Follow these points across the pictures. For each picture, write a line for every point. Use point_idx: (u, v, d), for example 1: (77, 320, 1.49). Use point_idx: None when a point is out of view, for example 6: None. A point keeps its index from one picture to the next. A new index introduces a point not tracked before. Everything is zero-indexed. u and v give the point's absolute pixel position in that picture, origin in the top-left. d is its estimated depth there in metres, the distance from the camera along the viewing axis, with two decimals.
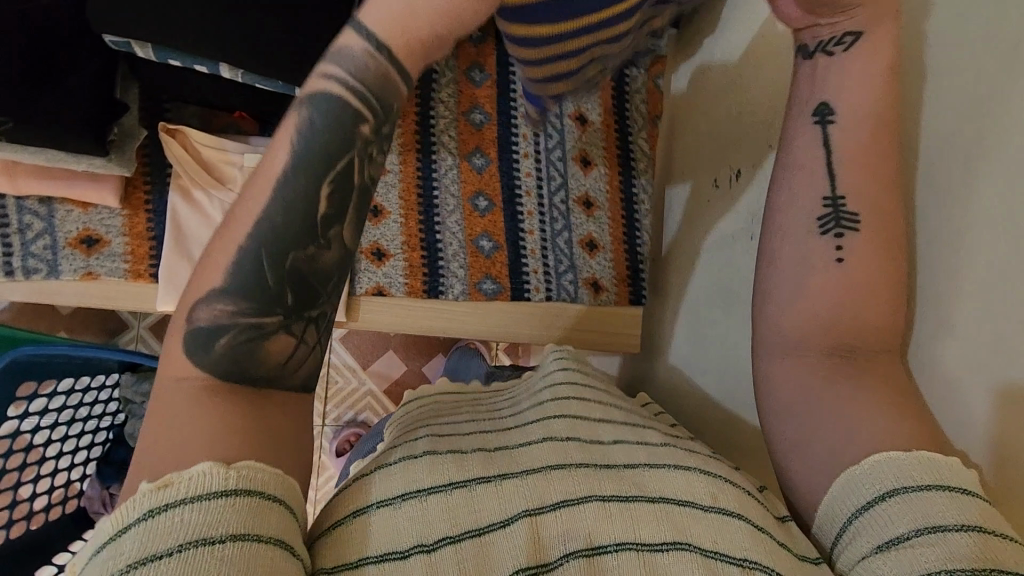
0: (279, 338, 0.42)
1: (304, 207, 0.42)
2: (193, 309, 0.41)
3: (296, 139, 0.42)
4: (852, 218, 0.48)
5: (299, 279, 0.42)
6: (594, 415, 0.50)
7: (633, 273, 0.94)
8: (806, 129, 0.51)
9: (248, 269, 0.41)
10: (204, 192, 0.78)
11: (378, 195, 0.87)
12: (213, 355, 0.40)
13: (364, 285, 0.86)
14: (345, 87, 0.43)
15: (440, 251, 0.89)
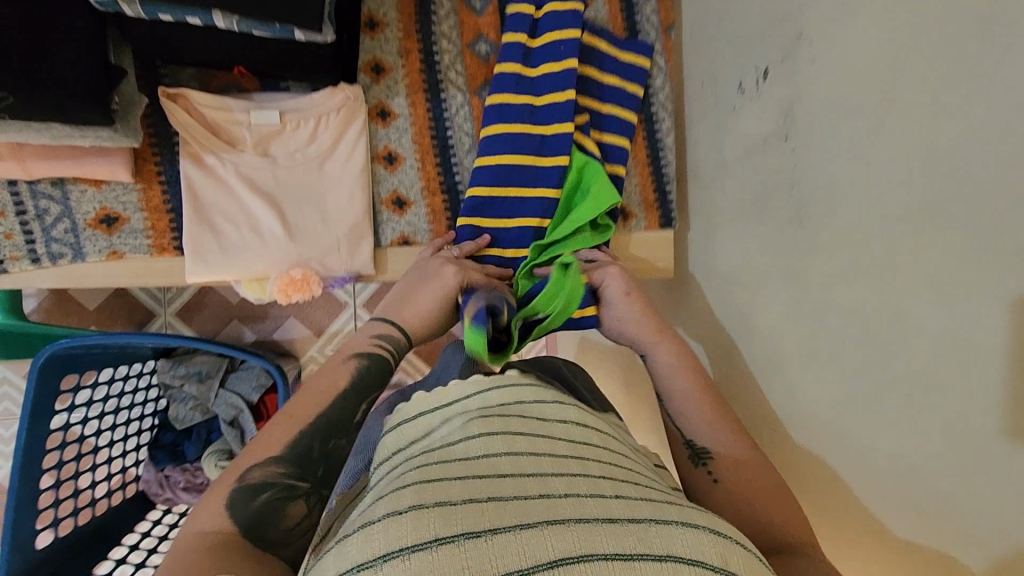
0: (300, 504, 0.53)
1: (340, 413, 0.60)
2: (248, 469, 0.53)
3: (313, 425, 0.58)
4: (706, 454, 0.62)
5: (328, 466, 0.56)
6: (595, 470, 0.46)
7: (661, 194, 0.93)
8: (670, 373, 0.69)
9: (300, 445, 0.55)
10: (216, 155, 0.75)
11: (390, 142, 0.84)
12: (247, 514, 0.50)
13: (388, 236, 0.84)
14: (384, 354, 0.67)
15: (461, 193, 0.86)
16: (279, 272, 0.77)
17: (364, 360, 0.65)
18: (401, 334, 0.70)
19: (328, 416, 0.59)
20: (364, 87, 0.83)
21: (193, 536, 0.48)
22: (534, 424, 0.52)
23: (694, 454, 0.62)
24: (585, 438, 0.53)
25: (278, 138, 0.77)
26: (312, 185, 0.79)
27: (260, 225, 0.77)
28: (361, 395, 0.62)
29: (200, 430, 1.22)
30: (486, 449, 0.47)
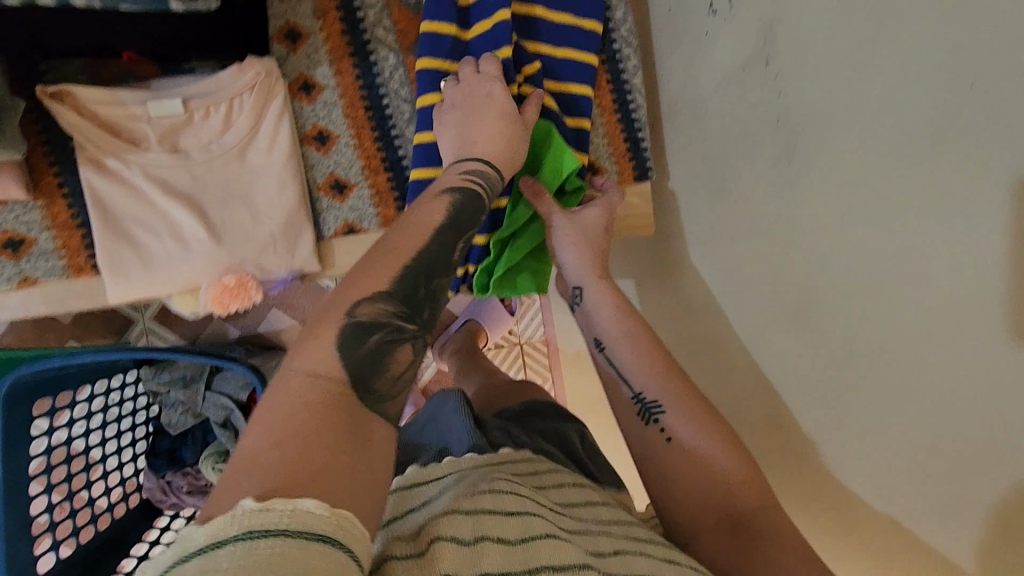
0: (408, 347, 0.49)
1: (440, 251, 0.54)
2: (356, 305, 0.47)
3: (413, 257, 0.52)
4: (657, 408, 0.65)
5: (432, 307, 0.52)
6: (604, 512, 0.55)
7: (633, 145, 0.82)
8: (597, 357, 0.72)
9: (406, 281, 0.50)
10: (119, 158, 0.66)
11: (319, 118, 0.74)
12: (362, 358, 0.44)
13: (331, 225, 0.75)
14: (474, 189, 0.61)
15: (406, 167, 0.76)
16: (211, 281, 0.69)
17: (455, 195, 0.59)
18: (494, 169, 0.65)
19: (410, 269, 0.51)
20: (280, 58, 0.73)
21: (305, 373, 0.42)
22: (544, 475, 0.59)
23: (644, 408, 0.66)
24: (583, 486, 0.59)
25: (187, 130, 0.68)
26: (235, 178, 0.70)
27: (183, 231, 0.68)
28: (457, 233, 0.57)
29: (195, 433, 1.20)
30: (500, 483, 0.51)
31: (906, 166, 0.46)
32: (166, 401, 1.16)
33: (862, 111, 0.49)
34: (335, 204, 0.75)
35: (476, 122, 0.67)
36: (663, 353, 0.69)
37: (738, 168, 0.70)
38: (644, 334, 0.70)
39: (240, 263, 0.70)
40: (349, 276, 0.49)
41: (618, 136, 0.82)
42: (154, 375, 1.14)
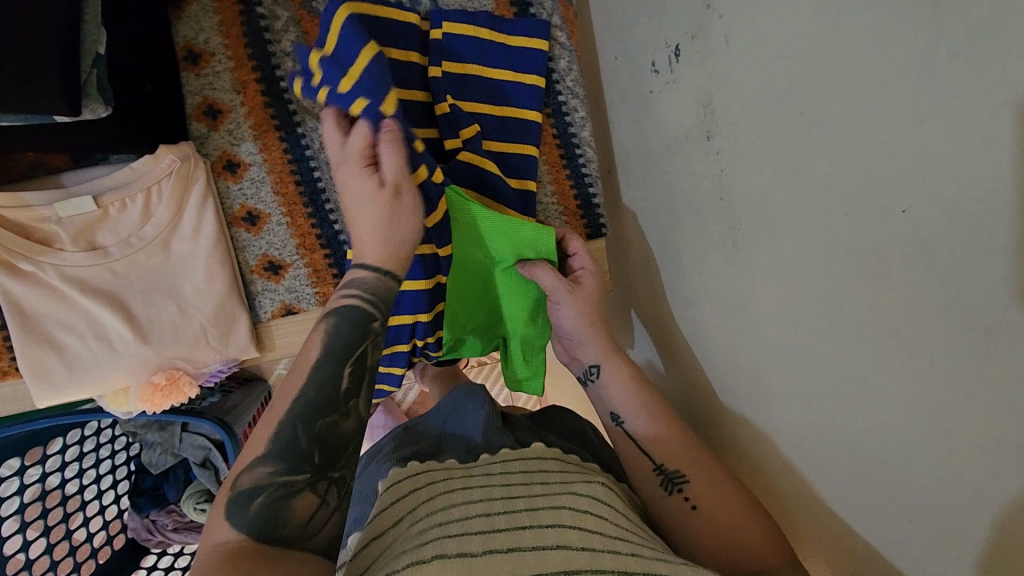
0: (308, 494, 0.50)
1: (322, 386, 0.54)
2: (237, 478, 0.50)
3: (321, 349, 0.55)
4: (679, 478, 0.65)
5: (325, 446, 0.52)
6: (614, 529, 0.57)
7: (584, 202, 0.79)
8: (615, 431, 0.71)
9: (283, 438, 0.51)
10: (31, 261, 0.62)
11: (247, 198, 0.70)
12: (249, 521, 0.47)
13: (268, 308, 0.72)
14: (364, 309, 0.58)
15: (343, 242, 0.73)
16: (140, 380, 0.67)
17: (330, 319, 0.57)
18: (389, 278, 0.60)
19: (305, 396, 0.53)
20: (200, 137, 0.68)
21: (208, 547, 0.47)
22: (558, 489, 0.63)
23: (667, 479, 0.65)
24: (609, 501, 0.63)
25: (104, 226, 0.64)
26: (161, 271, 0.67)
27: (108, 331, 0.65)
28: (343, 355, 0.56)
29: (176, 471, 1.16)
30: (485, 514, 0.58)
31: (883, 283, 0.42)
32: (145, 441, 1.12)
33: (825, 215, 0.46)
34: (268, 287, 0.72)
35: (360, 221, 0.59)
36: (675, 418, 0.68)
37: (691, 235, 0.66)
38: (652, 398, 0.69)
39: (170, 360, 0.67)
40: (245, 441, 0.52)
41: (568, 195, 0.78)
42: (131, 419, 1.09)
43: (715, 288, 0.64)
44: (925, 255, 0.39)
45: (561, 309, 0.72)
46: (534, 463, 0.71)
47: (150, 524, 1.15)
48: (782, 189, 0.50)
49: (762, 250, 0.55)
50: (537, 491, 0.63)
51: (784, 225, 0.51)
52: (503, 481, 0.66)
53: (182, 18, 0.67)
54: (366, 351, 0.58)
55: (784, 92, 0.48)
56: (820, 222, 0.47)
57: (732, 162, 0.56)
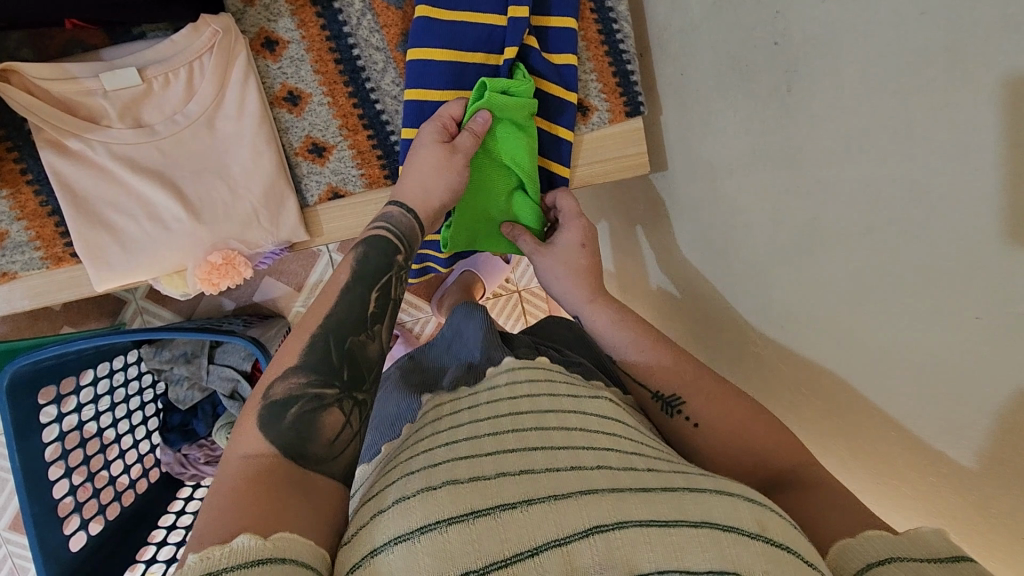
0: (334, 411, 0.52)
1: (351, 310, 0.58)
2: (269, 388, 0.51)
3: (354, 273, 0.61)
4: (676, 400, 0.65)
5: (352, 365, 0.55)
6: (624, 445, 0.54)
7: (623, 78, 0.78)
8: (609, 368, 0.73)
9: (314, 352, 0.54)
10: (80, 138, 0.62)
11: (287, 77, 0.69)
12: (282, 431, 0.49)
13: (315, 192, 0.72)
14: (395, 243, 0.64)
15: (386, 123, 0.72)
16: (196, 260, 0.67)
17: (363, 247, 0.63)
18: (417, 225, 0.67)
19: (336, 316, 0.57)
20: (237, 13, 0.67)
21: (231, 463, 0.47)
22: (570, 407, 0.59)
23: (665, 404, 0.66)
24: (614, 418, 0.60)
25: (149, 102, 0.63)
26: (209, 150, 0.66)
27: (160, 211, 0.65)
28: (371, 281, 0.61)
29: (205, 406, 1.27)
30: (496, 432, 0.53)
31: (960, 79, 0.42)
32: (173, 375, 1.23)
33: (890, 30, 0.46)
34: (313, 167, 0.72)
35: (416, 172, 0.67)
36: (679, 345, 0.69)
37: (734, 99, 0.66)
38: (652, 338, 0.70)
39: (226, 239, 0.67)
40: (273, 361, 0.54)
41: (608, 71, 0.78)
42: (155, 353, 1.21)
43: (757, 149, 0.65)
44: (1004, 30, 0.39)
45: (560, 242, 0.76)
46: (542, 374, 0.66)
47: (183, 458, 1.23)
48: (843, 16, 0.50)
49: (818, 93, 0.55)
50: (548, 407, 0.58)
51: (844, 56, 0.51)
52: (511, 395, 0.61)
53: None
54: (393, 283, 0.63)
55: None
56: (880, 41, 0.47)
57: (787, 4, 0.55)
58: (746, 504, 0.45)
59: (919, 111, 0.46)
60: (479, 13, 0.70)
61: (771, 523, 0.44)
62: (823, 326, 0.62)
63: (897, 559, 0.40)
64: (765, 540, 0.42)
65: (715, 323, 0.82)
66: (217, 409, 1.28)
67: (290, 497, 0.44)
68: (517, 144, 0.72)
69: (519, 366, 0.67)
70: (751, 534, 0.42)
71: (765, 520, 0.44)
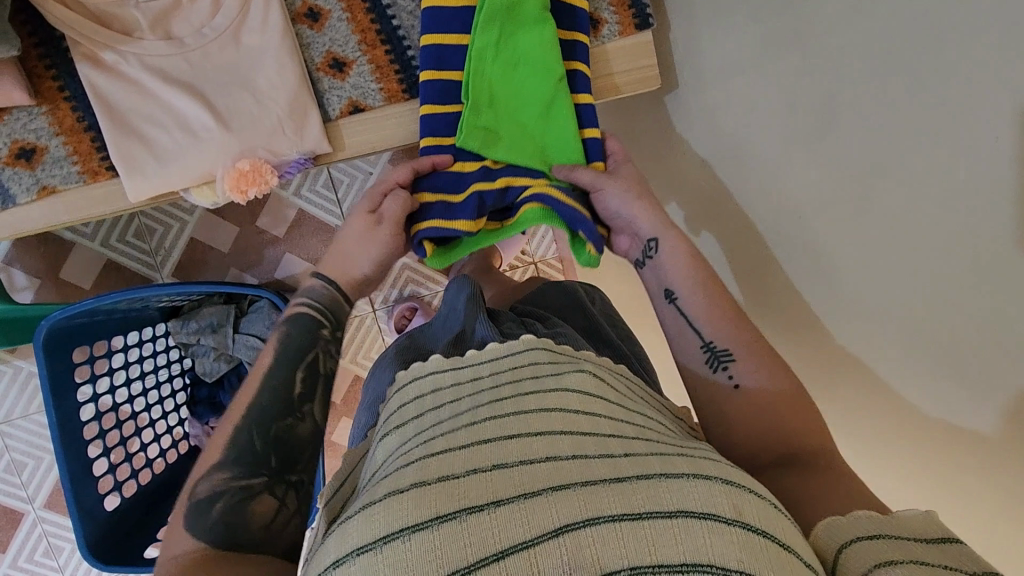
0: (265, 497, 0.52)
1: (272, 397, 0.58)
2: (194, 485, 0.52)
3: (273, 353, 0.61)
4: (727, 356, 0.60)
5: (282, 448, 0.55)
6: (604, 427, 0.48)
7: None
8: (665, 309, 0.65)
9: (237, 445, 0.54)
10: (114, 51, 0.65)
11: None
12: (206, 527, 0.49)
13: (336, 106, 0.74)
14: (315, 316, 0.65)
15: (403, 38, 0.74)
16: (225, 168, 0.68)
17: (283, 327, 0.63)
18: (338, 296, 0.68)
19: (260, 401, 0.57)
20: None
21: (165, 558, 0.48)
22: (549, 385, 0.53)
23: (713, 357, 0.60)
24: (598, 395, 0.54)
25: (178, 16, 0.66)
26: (235, 64, 0.69)
27: (190, 121, 0.68)
28: (293, 362, 0.61)
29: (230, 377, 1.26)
30: (472, 421, 0.49)
31: None
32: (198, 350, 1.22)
33: None
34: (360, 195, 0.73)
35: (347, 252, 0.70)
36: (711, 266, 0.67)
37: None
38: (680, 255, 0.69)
39: (253, 149, 0.69)
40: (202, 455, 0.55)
41: None
42: (183, 325, 1.20)
43: None
44: None
45: (606, 194, 0.71)
46: (523, 357, 0.59)
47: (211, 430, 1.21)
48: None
49: None
50: (529, 388, 0.53)
51: None
52: (492, 376, 0.57)
53: None
54: (318, 357, 0.63)
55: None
56: None
57: None
58: (723, 484, 0.41)
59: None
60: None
61: (747, 505, 0.40)
62: (813, 212, 0.62)
63: (885, 536, 0.40)
64: (740, 526, 0.38)
65: (713, 246, 0.82)
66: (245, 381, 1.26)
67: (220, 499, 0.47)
68: (529, 40, 0.72)
69: (502, 353, 0.60)
70: (726, 520, 0.38)
71: (742, 504, 0.40)
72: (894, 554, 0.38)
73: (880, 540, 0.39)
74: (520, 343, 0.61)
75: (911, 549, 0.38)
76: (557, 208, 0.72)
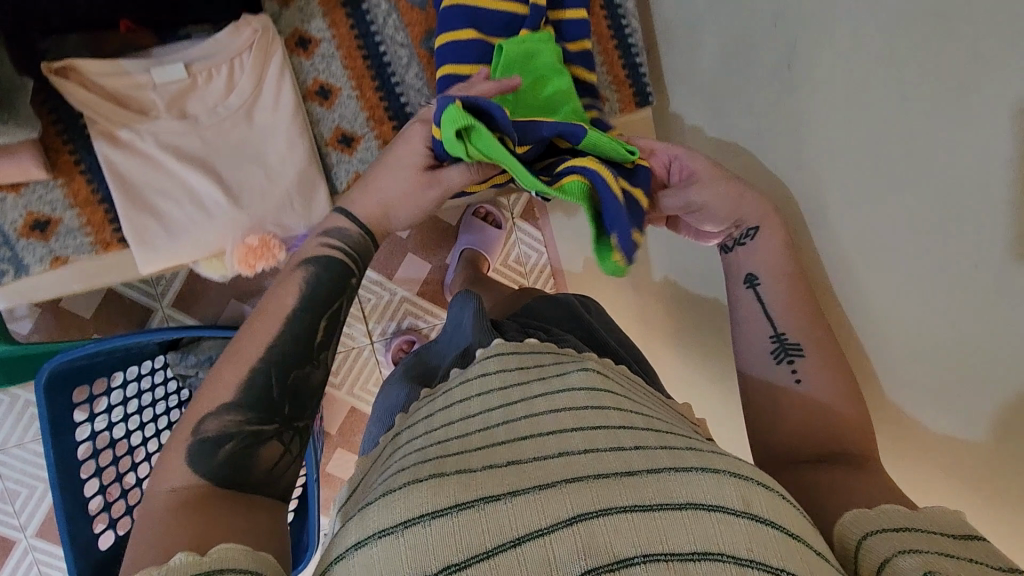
0: (274, 444, 0.55)
1: (295, 339, 0.59)
2: (202, 423, 0.53)
3: (298, 295, 0.61)
4: (796, 349, 0.60)
5: (295, 399, 0.58)
6: (614, 419, 0.49)
7: (632, 70, 0.82)
8: (742, 294, 0.65)
9: (253, 388, 0.55)
10: (130, 129, 0.67)
11: (319, 72, 0.74)
12: (214, 468, 0.51)
13: (344, 179, 0.76)
14: (343, 255, 0.66)
15: (410, 113, 0.77)
16: (234, 242, 0.70)
17: (309, 267, 0.63)
18: (366, 240, 0.67)
19: (282, 349, 0.58)
20: (273, 15, 0.72)
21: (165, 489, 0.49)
22: (555, 387, 0.54)
23: (781, 348, 0.61)
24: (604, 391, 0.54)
25: (193, 96, 0.68)
26: (247, 141, 0.71)
27: (202, 196, 0.70)
28: (318, 309, 0.62)
29: None
30: (486, 425, 0.50)
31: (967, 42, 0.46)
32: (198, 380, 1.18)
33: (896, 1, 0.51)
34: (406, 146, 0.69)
35: (386, 182, 0.67)
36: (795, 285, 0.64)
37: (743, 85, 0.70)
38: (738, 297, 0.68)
39: (262, 224, 0.71)
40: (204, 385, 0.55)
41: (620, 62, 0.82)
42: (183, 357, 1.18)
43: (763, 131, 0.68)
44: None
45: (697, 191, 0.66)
46: (530, 358, 0.62)
47: None
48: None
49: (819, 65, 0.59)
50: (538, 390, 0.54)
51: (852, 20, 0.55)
52: (502, 381, 0.58)
53: None
54: (341, 309, 0.64)
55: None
56: None
57: None
58: (732, 477, 0.41)
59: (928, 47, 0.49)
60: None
61: (755, 497, 0.40)
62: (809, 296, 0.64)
63: (912, 530, 0.41)
64: (750, 518, 0.39)
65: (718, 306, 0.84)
66: None
67: (223, 515, 0.46)
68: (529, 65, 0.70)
69: (507, 353, 0.63)
70: (735, 512, 0.39)
71: (749, 494, 0.40)
72: (928, 545, 0.38)
73: (910, 533, 0.40)
74: (528, 343, 0.66)
75: (946, 544, 0.39)
76: (603, 192, 0.58)
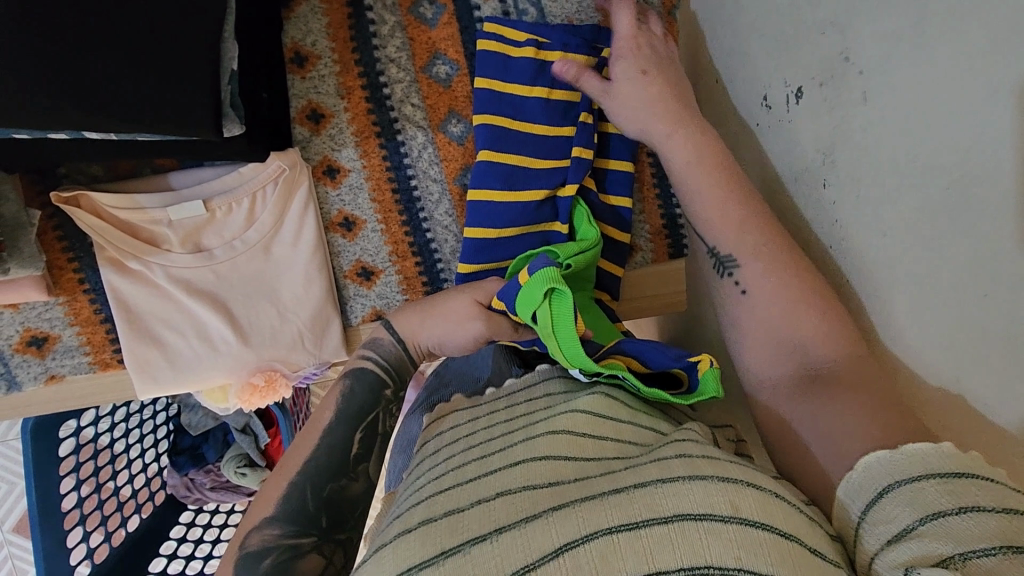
0: (314, 557, 0.47)
1: (330, 453, 0.53)
2: (245, 536, 0.48)
3: (333, 410, 0.56)
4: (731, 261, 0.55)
5: (334, 509, 0.50)
6: (610, 447, 0.45)
7: (670, 223, 0.79)
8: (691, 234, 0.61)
9: (292, 499, 0.49)
10: (140, 260, 0.64)
11: (344, 204, 0.70)
12: None
13: (359, 313, 0.74)
14: (379, 377, 0.60)
15: (434, 252, 0.73)
16: (238, 380, 0.70)
17: (345, 380, 0.59)
18: (404, 355, 0.62)
19: (316, 461, 0.52)
20: (302, 141, 0.68)
21: None
22: (557, 409, 0.50)
23: (718, 264, 0.57)
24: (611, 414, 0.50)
25: (210, 229, 0.65)
26: (262, 275, 0.68)
27: (209, 332, 0.67)
28: (354, 420, 0.56)
29: (216, 433, 1.11)
30: (482, 454, 0.46)
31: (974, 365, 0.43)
32: (188, 402, 1.08)
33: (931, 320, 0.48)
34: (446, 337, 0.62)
35: (437, 326, 0.62)
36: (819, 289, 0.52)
37: None
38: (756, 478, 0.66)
39: (270, 362, 0.70)
40: (255, 503, 0.50)
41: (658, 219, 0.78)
42: None
43: None
44: None
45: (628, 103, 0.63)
46: (540, 388, 0.56)
47: (189, 481, 1.10)
48: (898, 234, 0.49)
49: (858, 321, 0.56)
50: (538, 416, 0.50)
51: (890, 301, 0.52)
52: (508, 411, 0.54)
53: (291, 14, 0.66)
54: (378, 419, 0.58)
55: (909, 169, 0.47)
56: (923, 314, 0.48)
57: (846, 218, 0.55)
58: (720, 482, 0.37)
59: (941, 350, 0.46)
60: (556, 122, 0.70)
61: (747, 501, 0.36)
62: None
63: (896, 485, 0.36)
64: (739, 522, 0.34)
65: None
66: (228, 437, 1.11)
67: None
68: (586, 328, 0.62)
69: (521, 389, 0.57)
70: (723, 518, 0.34)
71: (740, 499, 0.36)
72: (910, 513, 0.34)
73: (892, 496, 0.35)
74: (537, 375, 0.59)
75: (928, 495, 0.34)
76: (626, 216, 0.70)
